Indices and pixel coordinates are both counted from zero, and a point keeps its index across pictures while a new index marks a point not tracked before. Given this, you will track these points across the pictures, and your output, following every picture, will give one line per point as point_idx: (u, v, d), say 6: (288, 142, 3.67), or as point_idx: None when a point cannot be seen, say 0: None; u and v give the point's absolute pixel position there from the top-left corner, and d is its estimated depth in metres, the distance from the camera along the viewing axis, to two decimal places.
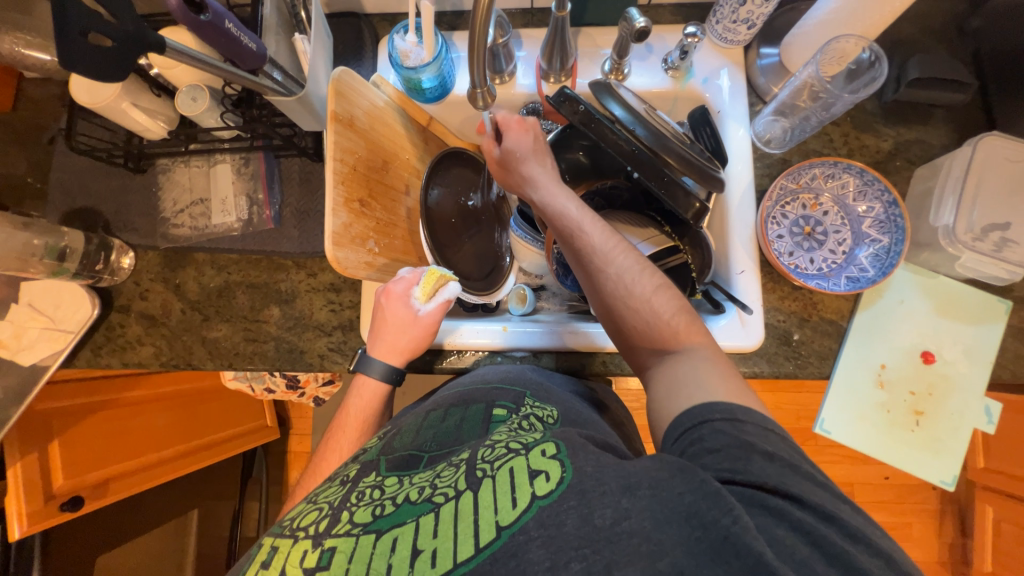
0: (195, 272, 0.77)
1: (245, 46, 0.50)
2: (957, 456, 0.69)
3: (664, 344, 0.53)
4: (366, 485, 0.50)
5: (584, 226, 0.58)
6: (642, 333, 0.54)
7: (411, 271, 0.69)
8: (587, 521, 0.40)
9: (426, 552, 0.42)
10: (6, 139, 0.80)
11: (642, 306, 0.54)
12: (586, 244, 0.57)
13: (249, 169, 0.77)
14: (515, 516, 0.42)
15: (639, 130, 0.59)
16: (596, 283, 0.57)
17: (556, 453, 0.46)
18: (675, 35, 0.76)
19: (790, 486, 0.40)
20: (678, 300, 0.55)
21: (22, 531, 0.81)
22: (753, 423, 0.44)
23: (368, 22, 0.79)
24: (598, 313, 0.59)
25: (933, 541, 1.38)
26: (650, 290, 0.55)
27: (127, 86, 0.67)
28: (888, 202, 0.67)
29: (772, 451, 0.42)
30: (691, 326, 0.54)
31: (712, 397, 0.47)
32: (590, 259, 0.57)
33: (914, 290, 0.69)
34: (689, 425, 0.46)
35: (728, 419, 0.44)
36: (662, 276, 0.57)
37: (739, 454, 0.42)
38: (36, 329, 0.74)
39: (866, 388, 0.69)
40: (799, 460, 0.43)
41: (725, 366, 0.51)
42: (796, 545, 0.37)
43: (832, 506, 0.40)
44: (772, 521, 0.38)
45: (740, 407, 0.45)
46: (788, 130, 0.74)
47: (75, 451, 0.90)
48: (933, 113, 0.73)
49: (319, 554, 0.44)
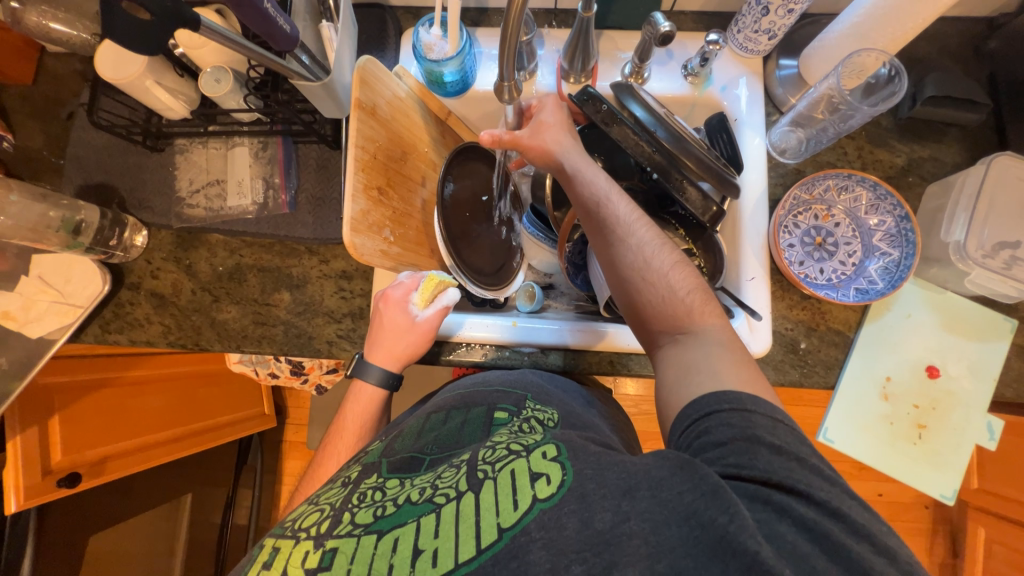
0: (207, 253, 0.78)
1: (279, 28, 0.51)
2: (958, 470, 0.70)
3: (679, 321, 0.53)
4: (367, 487, 0.51)
5: (609, 199, 0.59)
6: (657, 308, 0.54)
7: (409, 276, 0.70)
8: (588, 525, 0.40)
9: (427, 552, 0.42)
10: (25, 112, 0.81)
11: (660, 280, 0.55)
12: (611, 215, 0.58)
13: (267, 153, 0.77)
14: (517, 518, 0.42)
15: (659, 132, 0.61)
16: (617, 253, 0.57)
17: (557, 455, 0.47)
18: (696, 42, 0.77)
19: (797, 483, 0.40)
20: (696, 280, 0.55)
21: (18, 505, 0.79)
22: (763, 413, 0.44)
23: (392, 13, 0.80)
24: (613, 288, 0.59)
25: (925, 559, 1.39)
26: (670, 265, 0.55)
27: (152, 64, 0.67)
28: (900, 217, 0.68)
29: (780, 444, 0.42)
30: (707, 306, 0.54)
31: (722, 386, 0.46)
32: (614, 230, 0.57)
33: (922, 305, 0.70)
34: (697, 416, 0.46)
35: (737, 410, 0.44)
36: (681, 255, 0.57)
37: (745, 448, 0.42)
38: (45, 302, 0.74)
39: (870, 400, 0.70)
40: (806, 453, 0.43)
41: (739, 352, 0.51)
42: (798, 541, 0.38)
43: (840, 501, 0.40)
44: (775, 518, 0.39)
45: (750, 397, 0.45)
46: (803, 141, 0.75)
47: (74, 428, 0.89)
48: (947, 131, 0.74)
49: (320, 555, 0.44)
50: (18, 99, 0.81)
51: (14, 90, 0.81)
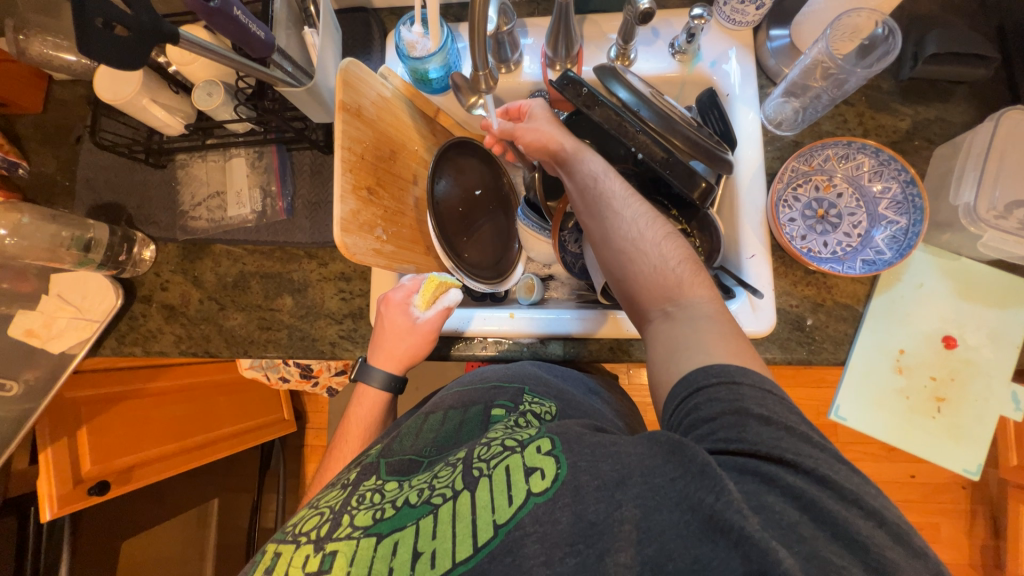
0: (211, 263, 0.80)
1: (254, 34, 0.52)
2: (981, 443, 0.66)
3: (668, 293, 0.52)
4: (366, 488, 0.51)
5: (603, 176, 0.60)
6: (646, 283, 0.53)
7: (411, 279, 0.71)
8: (581, 517, 0.41)
9: (425, 554, 0.42)
10: (38, 139, 0.85)
11: (651, 251, 0.54)
12: (599, 196, 0.58)
13: (262, 162, 0.79)
14: (511, 514, 0.42)
15: (644, 111, 0.60)
16: (607, 231, 0.56)
17: (552, 449, 0.46)
18: (682, 19, 0.76)
19: (783, 451, 0.40)
20: (685, 252, 0.54)
21: (53, 513, 0.85)
22: (751, 383, 0.43)
23: (376, 16, 0.81)
24: (604, 268, 0.58)
25: (964, 542, 1.33)
26: (661, 237, 0.55)
27: (147, 83, 0.70)
28: (906, 181, 0.66)
29: (769, 415, 0.41)
30: (697, 277, 0.53)
31: (710, 360, 0.46)
32: (606, 203, 0.57)
33: (934, 273, 0.67)
34: (686, 394, 0.45)
35: (725, 384, 0.43)
36: (673, 229, 0.57)
37: (734, 422, 0.41)
38: (65, 319, 0.78)
39: (884, 374, 0.67)
40: (795, 422, 0.42)
41: (728, 323, 0.49)
42: (785, 511, 0.37)
43: (829, 469, 0.39)
44: (764, 489, 0.38)
45: (737, 368, 0.44)
46: (799, 111, 0.72)
47: (101, 438, 0.94)
48: (954, 90, 0.71)
49: (320, 558, 0.45)
50: (30, 127, 0.85)
51: (26, 119, 0.85)
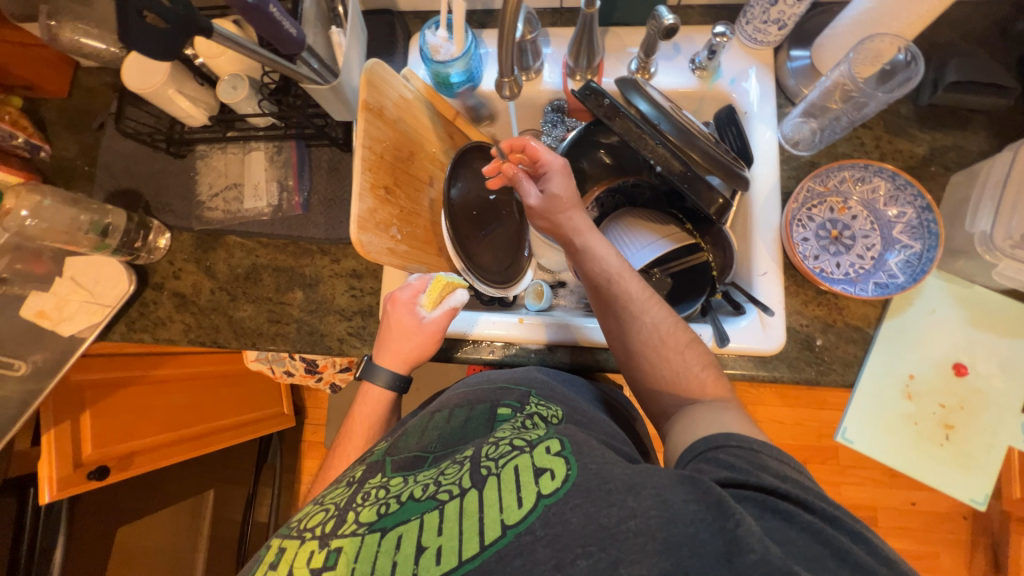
0: (225, 254, 0.81)
1: (286, 31, 0.53)
2: (987, 473, 0.67)
3: (689, 395, 0.55)
4: (371, 486, 0.51)
5: (618, 275, 0.62)
6: (668, 385, 0.56)
7: (418, 279, 0.71)
8: (593, 519, 0.40)
9: (431, 549, 0.42)
10: (61, 124, 0.86)
11: (672, 358, 0.57)
12: (620, 295, 0.60)
13: (281, 157, 0.80)
14: (521, 515, 0.42)
15: (664, 125, 0.60)
16: (630, 332, 0.59)
17: (561, 450, 0.46)
18: (703, 36, 0.76)
19: (797, 494, 0.41)
20: (706, 357, 0.57)
21: (52, 496, 0.83)
22: (767, 450, 0.45)
23: (401, 19, 0.82)
24: (624, 364, 0.61)
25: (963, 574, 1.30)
26: (681, 344, 0.57)
27: (173, 73, 0.71)
28: (922, 207, 0.66)
29: (784, 472, 0.43)
30: (717, 381, 0.56)
31: (729, 429, 0.48)
32: (625, 307, 0.60)
33: (947, 300, 0.67)
34: (705, 449, 0.46)
35: (743, 445, 0.45)
36: (691, 332, 0.59)
37: (753, 471, 0.42)
38: (76, 302, 0.78)
39: (893, 399, 0.67)
40: (806, 480, 0.44)
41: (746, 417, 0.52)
42: (804, 544, 0.38)
43: (837, 511, 0.41)
44: (783, 524, 0.39)
45: (755, 438, 0.46)
46: (817, 132, 0.73)
47: (104, 422, 0.94)
48: (972, 118, 0.71)
49: (325, 555, 0.44)
50: (54, 111, 0.86)
51: (51, 104, 0.86)
